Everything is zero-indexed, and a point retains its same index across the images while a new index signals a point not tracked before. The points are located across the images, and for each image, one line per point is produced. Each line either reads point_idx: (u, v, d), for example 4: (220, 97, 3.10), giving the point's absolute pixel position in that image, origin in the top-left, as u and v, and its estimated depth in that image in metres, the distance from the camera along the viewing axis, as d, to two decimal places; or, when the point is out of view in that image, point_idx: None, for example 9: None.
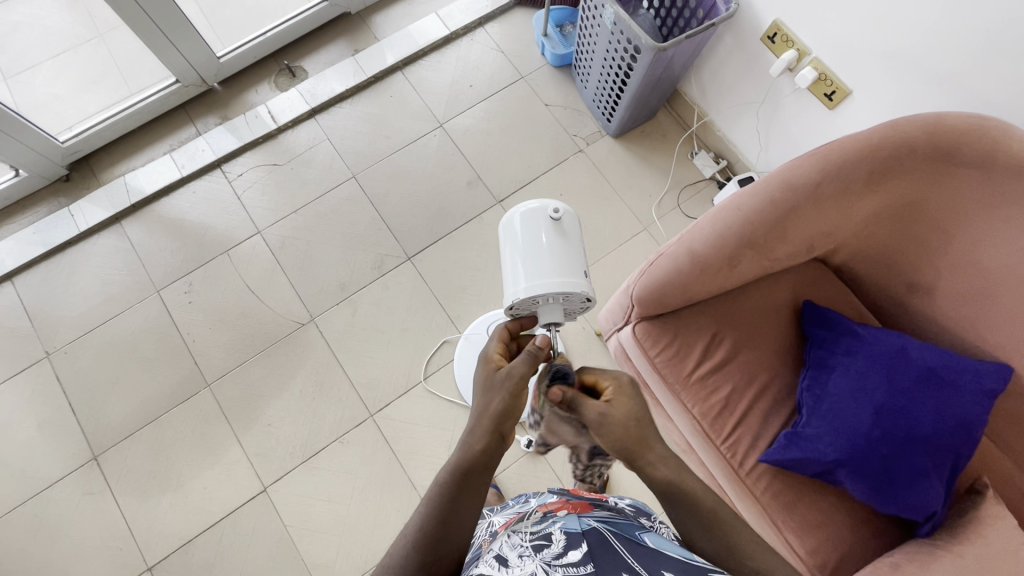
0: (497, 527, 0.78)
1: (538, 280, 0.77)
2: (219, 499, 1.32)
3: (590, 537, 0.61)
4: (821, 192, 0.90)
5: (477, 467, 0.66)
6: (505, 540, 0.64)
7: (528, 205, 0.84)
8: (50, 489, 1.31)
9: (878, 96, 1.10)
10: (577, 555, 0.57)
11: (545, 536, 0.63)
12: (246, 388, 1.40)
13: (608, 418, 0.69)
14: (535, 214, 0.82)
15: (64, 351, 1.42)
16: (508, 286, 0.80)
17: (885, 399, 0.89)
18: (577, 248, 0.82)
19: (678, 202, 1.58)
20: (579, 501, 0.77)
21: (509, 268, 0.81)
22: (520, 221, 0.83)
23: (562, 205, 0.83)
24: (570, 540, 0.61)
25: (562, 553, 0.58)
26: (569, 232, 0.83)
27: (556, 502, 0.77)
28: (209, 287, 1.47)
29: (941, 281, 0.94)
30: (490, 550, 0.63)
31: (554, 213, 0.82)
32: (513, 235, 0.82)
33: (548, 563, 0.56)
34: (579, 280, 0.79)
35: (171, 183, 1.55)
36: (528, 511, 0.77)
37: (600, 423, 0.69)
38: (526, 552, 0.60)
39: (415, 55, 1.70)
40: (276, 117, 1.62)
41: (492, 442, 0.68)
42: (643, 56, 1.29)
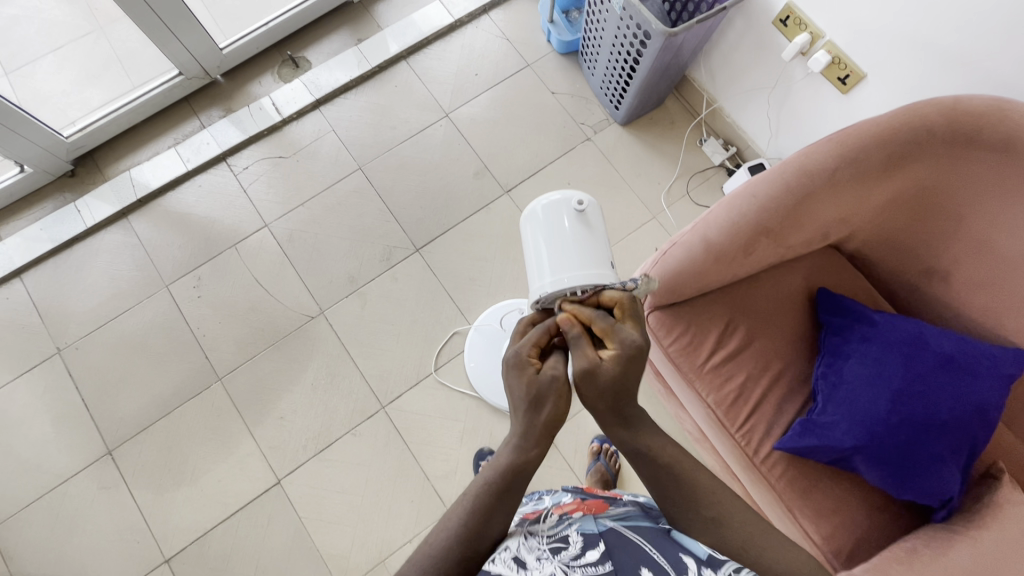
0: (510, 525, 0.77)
1: (565, 273, 0.78)
2: (234, 491, 1.33)
3: (606, 535, 0.62)
4: (837, 178, 0.89)
5: (498, 459, 0.66)
6: (521, 540, 0.63)
7: (551, 198, 0.83)
8: (66, 483, 1.32)
9: (893, 80, 1.09)
10: (595, 555, 0.59)
11: (562, 537, 0.62)
12: (257, 382, 1.40)
13: (593, 371, 0.66)
14: (559, 207, 0.82)
15: (75, 347, 1.42)
16: (534, 280, 0.81)
17: (902, 385, 0.88)
18: (603, 240, 0.82)
19: (687, 190, 1.57)
20: (595, 500, 0.75)
21: (534, 262, 0.81)
22: (544, 214, 0.83)
23: (586, 196, 0.83)
24: (587, 539, 0.61)
25: (580, 553, 0.59)
26: (594, 224, 0.82)
27: (571, 502, 0.74)
28: (218, 282, 1.47)
29: (958, 267, 0.93)
30: (505, 548, 0.62)
31: (578, 205, 0.82)
32: (538, 229, 0.82)
33: (567, 565, 0.58)
34: (608, 272, 0.79)
35: (177, 177, 1.54)
36: (542, 511, 0.75)
37: (584, 373, 0.67)
38: (544, 554, 0.60)
39: (420, 43, 1.68)
40: (280, 109, 1.60)
41: (514, 436, 0.67)
42: (653, 42, 1.27)
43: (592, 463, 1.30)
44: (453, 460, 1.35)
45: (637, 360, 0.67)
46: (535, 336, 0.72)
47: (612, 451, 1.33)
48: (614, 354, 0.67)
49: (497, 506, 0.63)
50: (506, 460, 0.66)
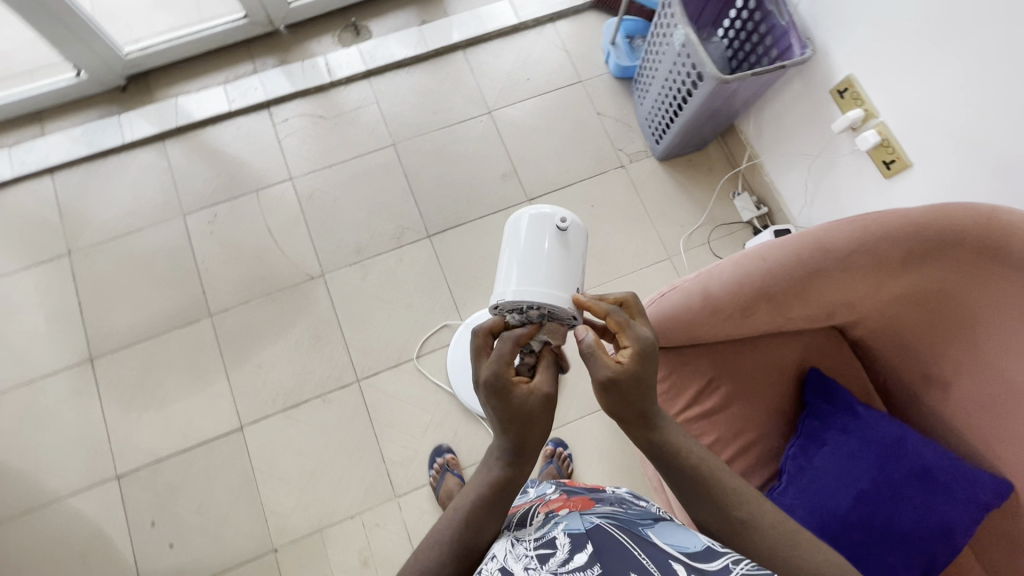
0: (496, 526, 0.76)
1: (531, 286, 0.73)
2: (197, 427, 1.35)
3: (596, 538, 0.59)
4: (851, 261, 0.87)
5: (493, 473, 0.68)
6: (509, 551, 0.61)
7: (538, 209, 0.79)
8: (44, 379, 1.36)
9: (937, 174, 1.05)
10: (584, 558, 0.56)
11: (549, 542, 0.61)
12: (245, 326, 1.42)
13: (616, 379, 0.65)
14: (543, 220, 0.78)
15: (85, 253, 1.46)
16: (497, 285, 0.77)
17: (868, 485, 0.85)
18: (577, 264, 0.77)
19: (708, 239, 1.54)
20: (579, 497, 0.77)
21: (504, 267, 0.77)
22: (526, 223, 0.78)
23: (572, 215, 0.78)
24: (575, 541, 0.59)
25: (568, 558, 0.56)
26: (573, 246, 0.77)
27: (556, 499, 0.77)
28: (232, 223, 1.50)
29: (959, 380, 0.89)
30: (494, 560, 0.60)
31: (561, 223, 0.77)
32: (517, 237, 0.78)
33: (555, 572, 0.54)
34: (570, 294, 0.75)
35: (219, 114, 1.58)
36: (528, 510, 0.75)
37: (606, 384, 0.66)
38: (532, 563, 0.57)
39: (481, 37, 1.69)
40: (332, 71, 1.63)
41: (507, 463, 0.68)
42: (704, 84, 1.25)
43: (544, 465, 1.31)
44: (413, 449, 1.34)
45: (651, 356, 0.67)
46: (509, 349, 0.66)
47: (565, 455, 1.33)
48: (631, 357, 0.67)
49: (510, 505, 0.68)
50: (504, 477, 0.68)
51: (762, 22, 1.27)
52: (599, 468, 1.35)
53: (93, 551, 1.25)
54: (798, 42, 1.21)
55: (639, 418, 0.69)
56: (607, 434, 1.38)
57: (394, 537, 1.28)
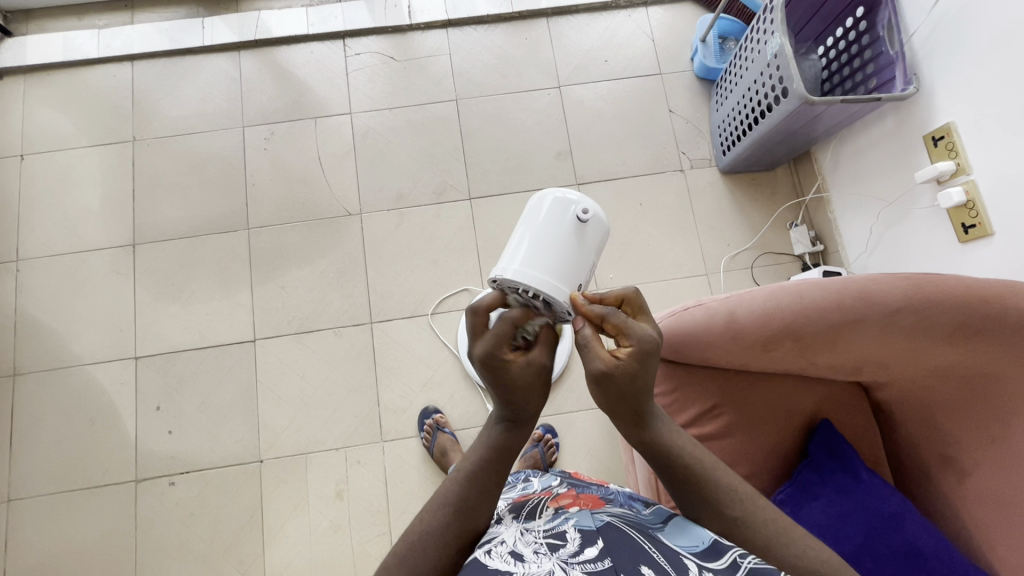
0: (500, 507, 0.76)
1: (535, 271, 0.69)
2: (214, 330, 1.41)
3: (606, 534, 0.60)
4: (896, 319, 0.81)
5: (489, 439, 0.67)
6: (519, 535, 0.62)
7: (564, 194, 0.73)
8: (88, 253, 1.45)
9: (1017, 249, 0.96)
10: (594, 552, 0.57)
11: (559, 533, 0.61)
12: (277, 246, 1.46)
13: (610, 374, 0.64)
14: (565, 206, 0.72)
15: (147, 143, 1.52)
16: (502, 259, 0.72)
17: (850, 551, 0.82)
18: (586, 260, 0.72)
19: (751, 264, 1.47)
20: (590, 495, 0.77)
21: (513, 243, 0.72)
22: (547, 204, 0.73)
23: (596, 209, 0.72)
24: (584, 536, 0.60)
25: (579, 550, 0.57)
26: (586, 240, 0.72)
27: (567, 493, 0.77)
28: (286, 144, 1.53)
29: (980, 470, 0.83)
30: (502, 544, 0.60)
31: (582, 213, 0.71)
32: (534, 214, 0.73)
33: (565, 562, 0.55)
34: (568, 288, 0.70)
35: (295, 36, 1.59)
36: (536, 501, 0.75)
37: (600, 378, 0.64)
38: (542, 551, 0.58)
39: (568, 9, 1.63)
40: (412, 14, 1.61)
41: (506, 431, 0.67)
42: (787, 101, 1.17)
43: (529, 448, 1.31)
44: (408, 400, 1.37)
45: (653, 356, 0.65)
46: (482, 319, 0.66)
47: (553, 443, 1.33)
48: (629, 354, 0.64)
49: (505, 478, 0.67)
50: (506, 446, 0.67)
51: (868, 47, 1.17)
52: (584, 463, 1.34)
53: (101, 419, 1.35)
54: (903, 75, 1.13)
55: (632, 417, 0.68)
56: (600, 433, 1.36)
57: (372, 478, 1.32)
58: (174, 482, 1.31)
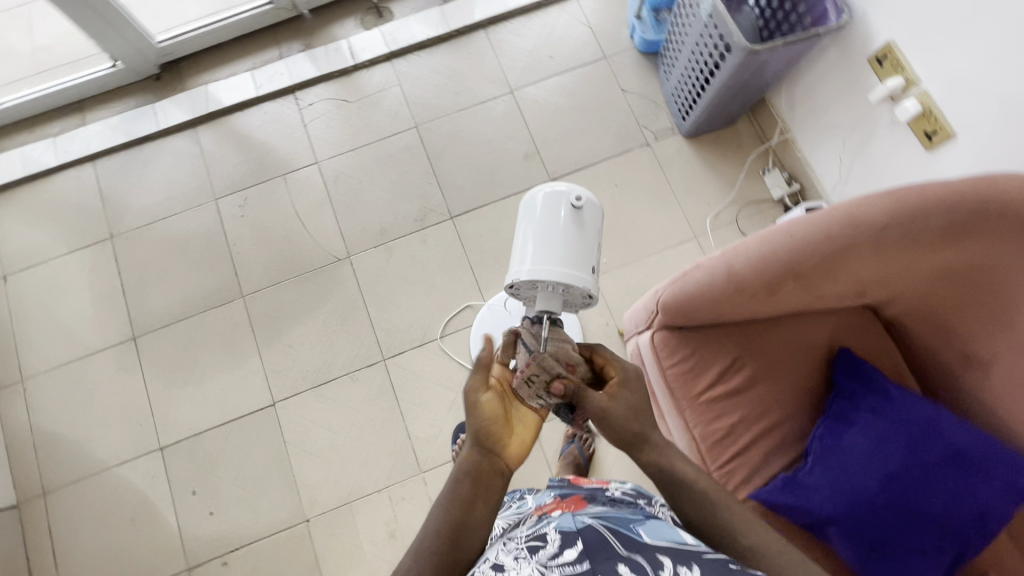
0: (496, 528, 0.78)
1: (546, 266, 0.72)
2: (232, 403, 1.41)
3: (585, 535, 0.58)
4: (886, 235, 0.83)
5: (464, 467, 0.64)
6: (501, 547, 0.62)
7: (552, 187, 0.77)
8: (92, 356, 1.44)
9: (981, 146, 0.99)
10: (573, 554, 0.55)
11: (541, 537, 0.61)
12: (275, 307, 1.47)
13: (610, 413, 0.67)
14: (556, 199, 0.76)
15: (126, 237, 1.53)
16: (513, 263, 0.76)
17: (898, 468, 0.83)
18: (591, 243, 0.76)
19: (736, 218, 1.50)
20: (574, 499, 0.80)
21: (519, 246, 0.76)
22: (540, 201, 0.77)
23: (587, 193, 0.75)
24: (564, 538, 0.58)
25: (558, 553, 0.56)
26: (585, 226, 0.75)
27: (552, 503, 0.79)
28: (262, 206, 1.54)
29: (1000, 360, 0.86)
30: (484, 561, 0.60)
31: (575, 200, 0.75)
32: (530, 216, 0.77)
33: (544, 565, 0.54)
34: (581, 273, 0.74)
35: (247, 100, 1.61)
36: (521, 517, 0.77)
37: (601, 420, 0.68)
38: (522, 556, 0.58)
39: (503, 16, 1.67)
40: (355, 54, 1.63)
41: (481, 451, 0.66)
42: (732, 56, 1.21)
43: (566, 446, 1.32)
44: (437, 426, 1.37)
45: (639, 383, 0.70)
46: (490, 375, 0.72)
47: (587, 437, 1.33)
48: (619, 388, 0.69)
49: (486, 505, 0.63)
50: (480, 470, 0.64)
51: None
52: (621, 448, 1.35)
53: (140, 516, 1.34)
54: (833, 8, 1.17)
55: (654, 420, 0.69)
56: None
57: (419, 511, 1.31)
58: (227, 561, 1.30)
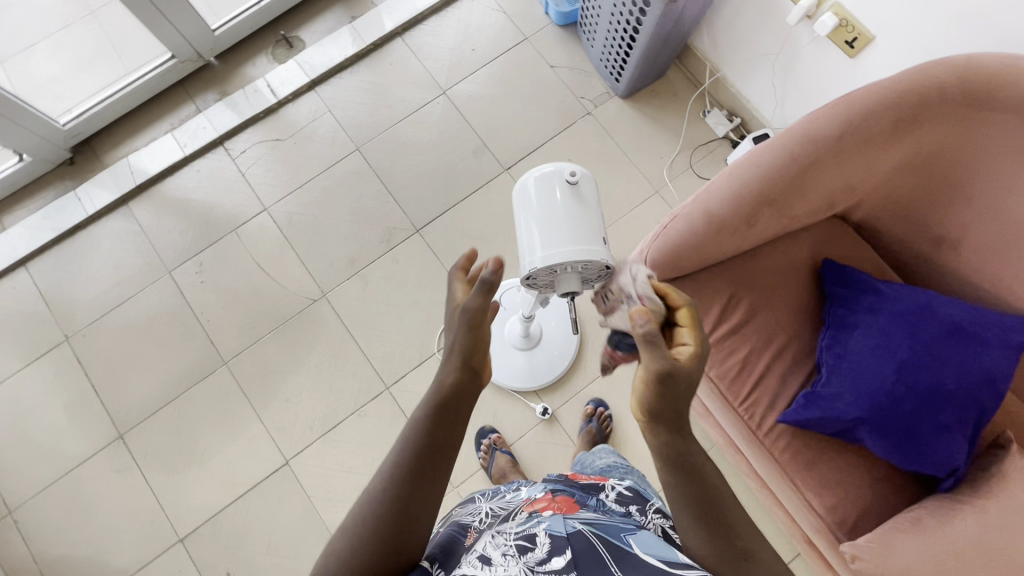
0: (483, 511, 0.71)
1: (558, 248, 0.72)
2: (243, 473, 1.35)
3: (575, 542, 0.55)
4: (842, 144, 0.87)
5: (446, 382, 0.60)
6: (489, 539, 0.59)
7: (542, 169, 0.77)
8: (80, 467, 1.35)
9: (903, 41, 1.05)
10: (561, 563, 0.52)
11: (530, 536, 0.57)
12: (262, 365, 1.41)
13: (676, 373, 0.56)
14: (550, 179, 0.75)
15: (82, 335, 1.43)
16: (524, 255, 0.75)
17: (907, 356, 0.87)
18: (596, 213, 0.76)
19: (690, 163, 1.54)
20: (565, 498, 0.72)
21: (523, 236, 0.75)
22: (534, 186, 0.76)
23: (578, 167, 0.76)
24: (553, 543, 0.55)
25: (546, 559, 0.53)
26: (586, 198, 0.76)
27: (543, 498, 0.71)
28: (220, 266, 1.47)
29: (967, 234, 0.92)
30: (473, 552, 0.58)
31: (570, 177, 0.75)
32: (527, 203, 0.76)
33: (531, 569, 0.53)
34: (595, 245, 0.73)
35: (175, 163, 1.53)
36: (511, 509, 0.70)
37: (662, 375, 0.55)
38: (511, 552, 0.55)
39: (415, 19, 1.64)
40: (276, 90, 1.58)
41: (466, 374, 0.61)
42: (652, 10, 1.24)
43: (584, 425, 1.32)
44: None
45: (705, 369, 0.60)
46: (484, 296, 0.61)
47: (604, 415, 1.34)
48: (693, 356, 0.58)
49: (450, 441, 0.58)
50: (456, 392, 0.59)
51: None
52: None
53: None
54: None
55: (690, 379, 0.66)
56: None
57: None
58: None
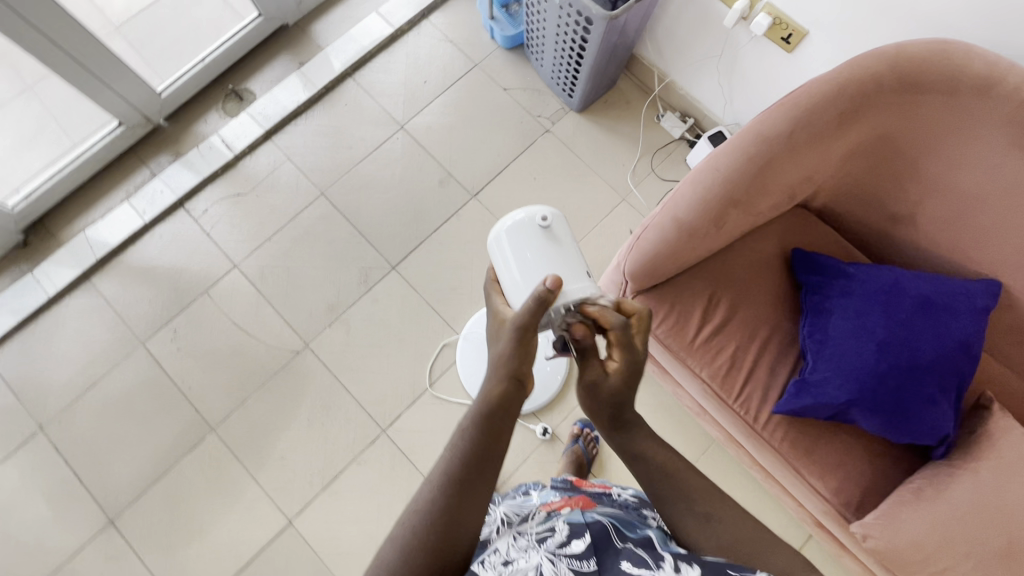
0: (501, 521, 0.77)
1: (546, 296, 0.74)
2: (247, 540, 1.31)
3: (592, 527, 0.61)
4: (795, 140, 0.90)
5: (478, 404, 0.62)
6: (511, 539, 0.64)
7: (514, 218, 0.79)
8: (72, 560, 1.29)
9: (834, 34, 1.10)
10: (581, 546, 0.58)
11: (550, 526, 0.64)
12: (252, 427, 1.38)
13: (597, 386, 0.65)
14: (524, 226, 0.78)
15: (58, 422, 1.37)
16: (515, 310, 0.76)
17: (886, 335, 0.90)
18: (574, 251, 0.79)
19: (652, 167, 1.57)
20: (579, 496, 0.77)
21: (509, 289, 0.76)
22: (509, 236, 0.78)
23: (549, 210, 0.79)
24: (572, 528, 0.61)
25: (566, 542, 0.59)
26: (561, 236, 0.79)
27: (558, 500, 0.76)
28: (196, 330, 1.44)
29: (921, 208, 0.97)
30: (496, 553, 0.62)
31: (543, 221, 0.78)
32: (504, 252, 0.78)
33: (553, 553, 0.58)
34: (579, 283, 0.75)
35: (136, 231, 1.49)
36: (529, 511, 0.76)
37: (588, 386, 0.66)
38: (533, 543, 0.61)
39: (363, 58, 1.65)
40: (231, 145, 1.56)
41: (511, 382, 0.64)
42: (596, 27, 1.27)
43: (571, 445, 1.32)
44: None
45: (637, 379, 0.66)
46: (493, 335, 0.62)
47: (592, 436, 1.34)
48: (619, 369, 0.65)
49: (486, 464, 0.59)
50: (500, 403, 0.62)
51: None
52: None
53: None
54: None
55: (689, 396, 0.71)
56: None
57: None
58: None
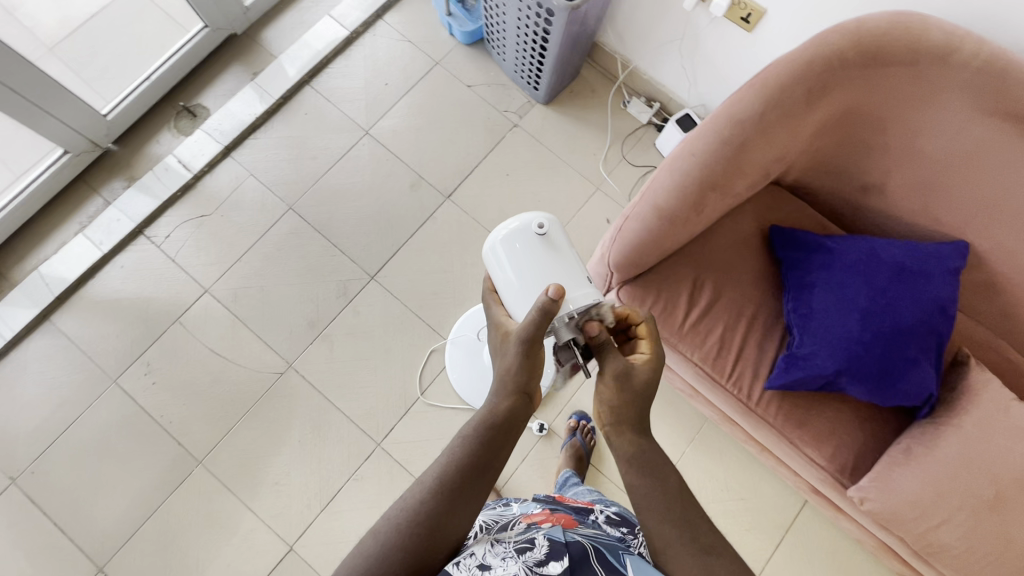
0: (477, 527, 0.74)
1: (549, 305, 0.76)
2: (247, 571, 1.27)
3: (572, 549, 0.59)
4: (767, 120, 0.91)
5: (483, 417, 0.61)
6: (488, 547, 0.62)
7: (510, 225, 0.81)
8: None
9: (792, 10, 1.12)
10: (558, 566, 0.56)
11: (530, 540, 0.62)
12: (241, 456, 1.33)
13: (630, 372, 0.68)
14: (521, 234, 0.80)
15: (30, 472, 1.30)
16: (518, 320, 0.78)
17: (867, 304, 0.93)
18: (571, 258, 0.81)
19: (623, 154, 1.58)
20: (562, 513, 0.76)
21: (509, 298, 0.78)
22: (506, 244, 0.80)
23: (545, 217, 0.81)
24: (552, 547, 0.59)
25: (544, 560, 0.57)
26: (558, 243, 0.81)
27: (540, 513, 0.75)
28: (170, 361, 1.38)
29: (889, 177, 0.99)
30: (471, 556, 0.60)
31: (540, 229, 0.80)
32: (502, 261, 0.80)
33: (529, 568, 0.56)
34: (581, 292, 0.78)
35: (95, 263, 1.42)
36: (507, 521, 0.74)
37: (619, 374, 0.68)
38: (510, 554, 0.59)
39: (319, 64, 1.59)
40: (188, 165, 1.49)
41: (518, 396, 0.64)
42: (558, 18, 1.26)
43: (567, 440, 1.33)
44: None
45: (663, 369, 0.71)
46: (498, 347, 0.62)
47: (587, 428, 1.35)
48: (647, 359, 0.70)
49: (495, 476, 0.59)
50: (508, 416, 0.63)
51: None
52: None
53: None
54: None
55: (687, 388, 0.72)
56: None
57: None
58: None
